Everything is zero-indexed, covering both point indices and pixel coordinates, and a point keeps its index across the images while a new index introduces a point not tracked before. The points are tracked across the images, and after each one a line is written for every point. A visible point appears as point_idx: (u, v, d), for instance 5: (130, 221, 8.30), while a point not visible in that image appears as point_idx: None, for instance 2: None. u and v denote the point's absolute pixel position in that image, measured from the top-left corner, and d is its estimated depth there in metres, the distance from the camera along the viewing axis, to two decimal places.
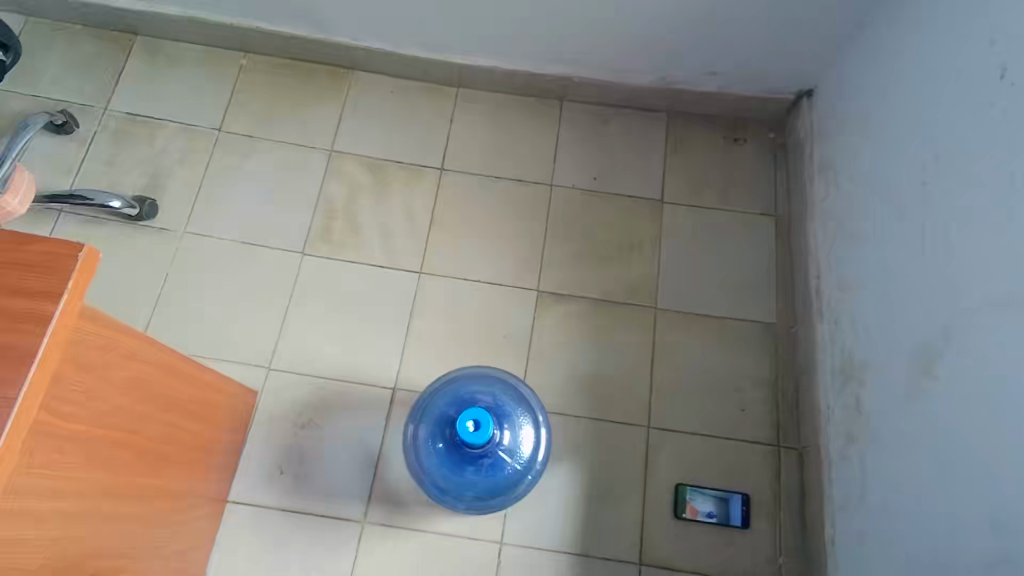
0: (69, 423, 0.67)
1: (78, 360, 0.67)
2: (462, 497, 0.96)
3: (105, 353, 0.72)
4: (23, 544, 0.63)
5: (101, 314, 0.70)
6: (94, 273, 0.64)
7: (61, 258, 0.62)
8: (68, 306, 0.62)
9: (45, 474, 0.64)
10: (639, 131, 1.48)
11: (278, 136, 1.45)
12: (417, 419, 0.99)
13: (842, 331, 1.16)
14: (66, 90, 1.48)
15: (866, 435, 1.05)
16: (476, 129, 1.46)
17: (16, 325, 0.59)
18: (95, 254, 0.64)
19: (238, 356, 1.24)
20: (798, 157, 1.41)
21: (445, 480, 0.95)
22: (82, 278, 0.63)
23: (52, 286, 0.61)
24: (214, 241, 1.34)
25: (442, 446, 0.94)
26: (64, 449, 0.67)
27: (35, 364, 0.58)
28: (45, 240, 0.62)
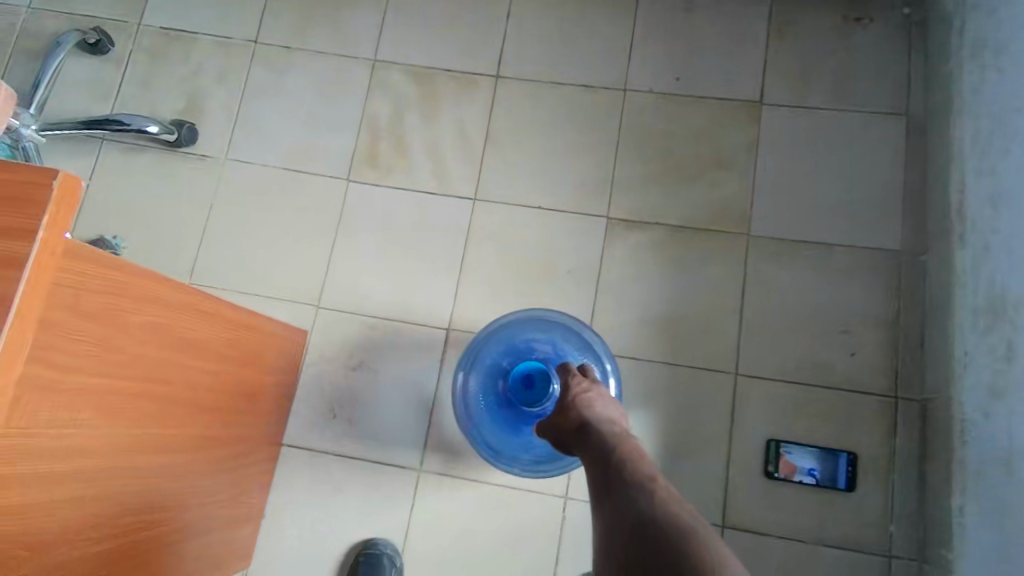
0: (74, 381, 0.60)
1: (75, 307, 0.59)
2: (518, 459, 0.88)
3: (112, 298, 0.64)
4: (32, 510, 0.58)
5: (100, 252, 0.62)
6: (76, 203, 0.55)
7: (33, 187, 0.52)
8: (47, 244, 0.53)
9: (48, 438, 0.58)
10: (733, 17, 1.21)
11: (315, 46, 1.30)
12: (468, 368, 0.89)
13: (992, 261, 0.93)
14: (99, 7, 1.38)
15: (1016, 391, 0.85)
16: (535, 25, 1.25)
17: None
18: (75, 181, 0.54)
19: (286, 294, 1.17)
20: (943, 38, 1.11)
21: (498, 439, 0.87)
22: (64, 209, 0.54)
23: (24, 223, 0.51)
24: (255, 168, 1.25)
25: (494, 402, 0.87)
26: (69, 411, 0.60)
27: (11, 314, 0.50)
28: (15, 168, 0.52)
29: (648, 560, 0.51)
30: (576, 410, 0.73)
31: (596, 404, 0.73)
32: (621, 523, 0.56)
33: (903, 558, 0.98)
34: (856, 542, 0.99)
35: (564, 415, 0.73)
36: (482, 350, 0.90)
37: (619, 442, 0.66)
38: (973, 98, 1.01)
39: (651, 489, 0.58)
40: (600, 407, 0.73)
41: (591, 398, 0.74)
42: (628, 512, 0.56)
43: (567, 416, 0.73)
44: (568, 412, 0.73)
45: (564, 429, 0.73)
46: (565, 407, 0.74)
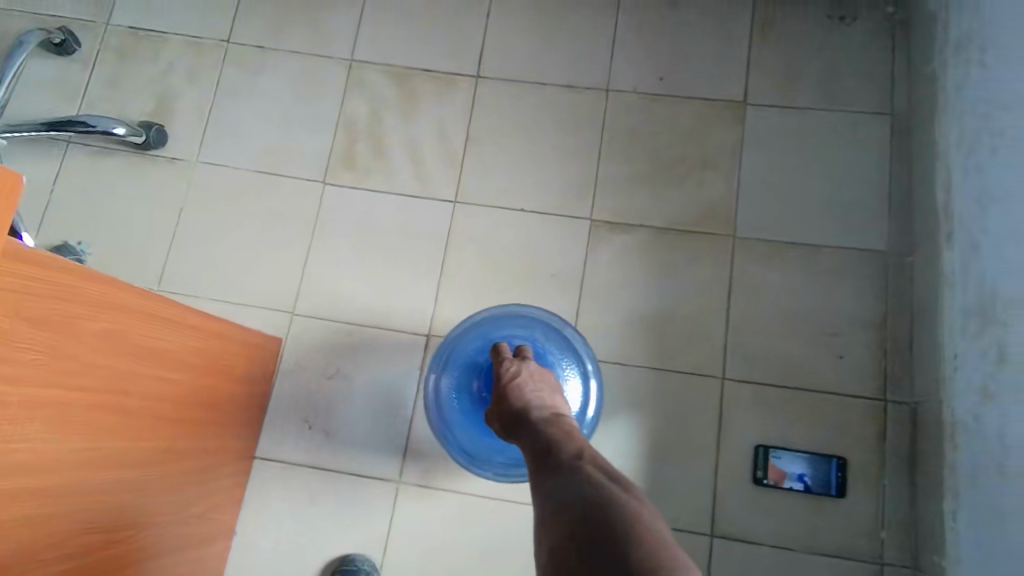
0: (19, 393, 0.56)
1: (18, 313, 0.55)
2: (490, 462, 0.83)
3: (64, 305, 0.61)
4: None
5: (50, 254, 0.58)
6: (17, 201, 0.51)
7: None
8: None
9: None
10: (717, 16, 1.20)
11: (289, 46, 1.26)
12: (441, 366, 0.86)
13: (981, 261, 0.92)
14: (65, 6, 1.33)
15: (1010, 394, 0.83)
16: (516, 24, 1.23)
17: None
18: (14, 176, 0.50)
19: (260, 301, 1.13)
20: (926, 38, 1.10)
21: (470, 440, 0.84)
22: (2, 206, 0.50)
23: None
24: (228, 171, 1.21)
25: (469, 401, 0.84)
26: (15, 425, 0.56)
27: None
28: None
29: (579, 533, 0.49)
30: (509, 397, 0.71)
31: (529, 388, 0.72)
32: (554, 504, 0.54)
33: (896, 566, 0.96)
34: (848, 549, 0.96)
35: (500, 403, 0.72)
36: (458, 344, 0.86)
37: (552, 428, 0.66)
38: (957, 96, 1.00)
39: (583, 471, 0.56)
40: (537, 393, 0.72)
41: (528, 381, 0.73)
42: (562, 492, 0.54)
43: (504, 402, 0.71)
44: (503, 399, 0.72)
45: (503, 417, 0.71)
46: (501, 393, 0.73)
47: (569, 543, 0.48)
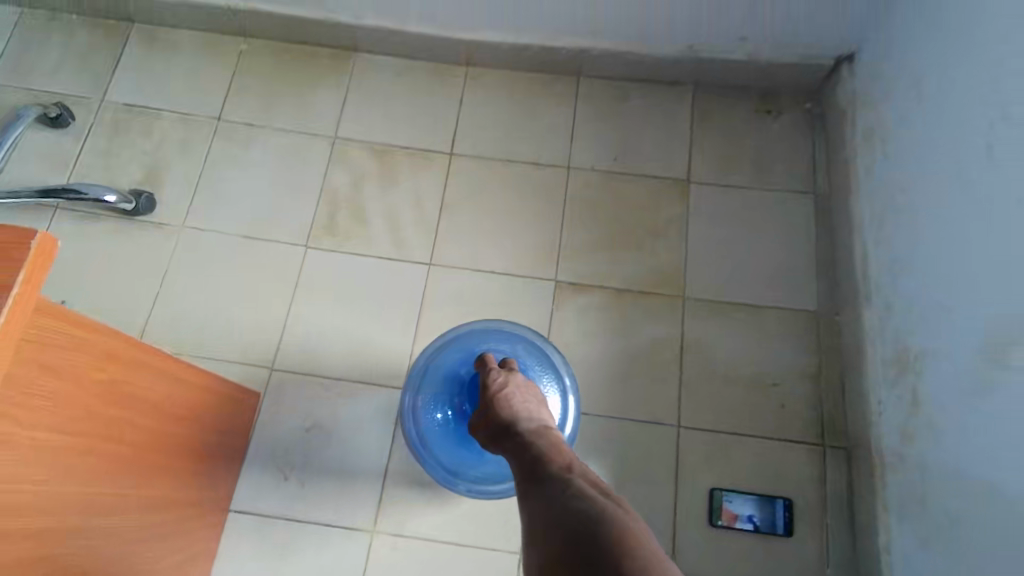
0: (30, 435, 0.60)
1: (37, 360, 0.60)
2: (464, 474, 0.89)
3: (75, 355, 0.66)
4: None
5: (69, 309, 0.63)
6: (51, 263, 0.56)
7: (12, 247, 0.54)
8: (21, 300, 0.54)
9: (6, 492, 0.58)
10: (662, 107, 1.37)
11: (277, 123, 1.37)
12: (422, 379, 0.91)
13: (895, 317, 1.05)
14: (62, 83, 1.42)
15: (926, 432, 0.94)
16: (485, 109, 1.37)
17: None
18: (52, 241, 0.56)
19: (241, 357, 1.18)
20: (838, 130, 1.29)
21: (447, 452, 0.89)
22: (38, 269, 0.55)
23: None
24: (214, 234, 1.28)
25: (449, 413, 0.89)
26: (23, 465, 0.60)
27: None
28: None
29: (573, 547, 0.53)
30: (497, 409, 0.76)
31: (517, 402, 0.76)
32: (546, 513, 0.58)
33: None
34: None
35: (488, 414, 0.76)
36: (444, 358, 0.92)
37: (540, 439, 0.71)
38: (867, 178, 1.17)
39: (574, 482, 0.61)
40: (523, 404, 0.77)
41: (514, 394, 0.78)
42: (554, 501, 0.59)
43: (492, 413, 0.76)
44: (490, 410, 0.76)
45: (489, 425, 0.76)
46: (488, 404, 0.77)
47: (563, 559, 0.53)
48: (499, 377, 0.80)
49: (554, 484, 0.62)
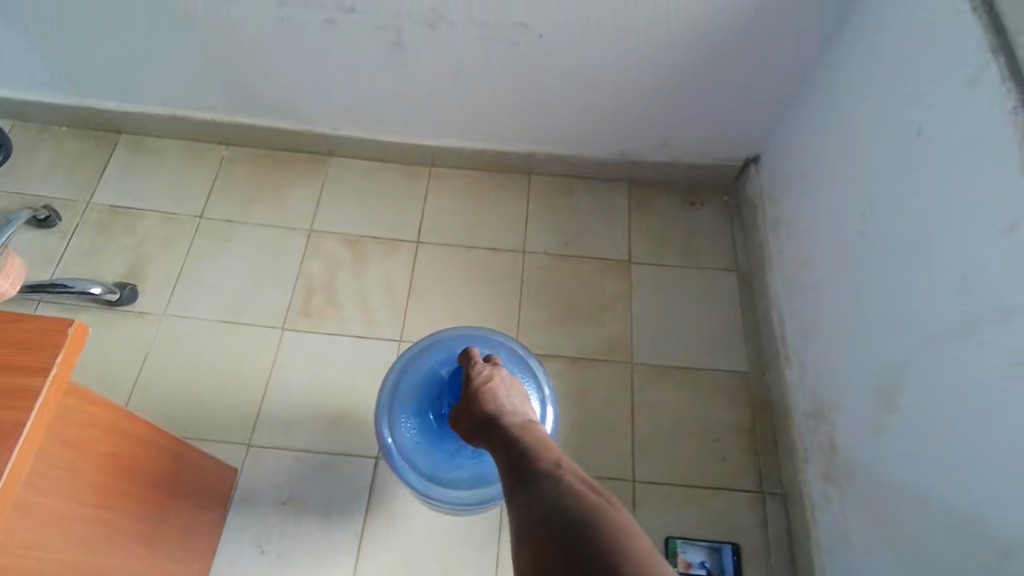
0: (46, 503, 0.68)
1: (59, 436, 0.69)
2: (437, 479, 0.96)
3: (88, 430, 0.74)
4: None
5: (87, 389, 0.73)
6: (82, 347, 0.65)
7: (50, 334, 0.63)
8: (57, 379, 0.62)
9: (25, 558, 0.65)
10: (601, 200, 1.57)
11: (256, 220, 1.50)
12: (403, 385, 1.00)
13: (809, 373, 1.21)
14: (51, 187, 1.53)
15: (842, 472, 1.08)
16: (448, 204, 1.54)
17: (5, 401, 0.59)
18: (84, 329, 0.65)
19: (218, 436, 1.24)
20: (752, 217, 1.51)
21: (423, 456, 0.96)
22: (71, 353, 0.64)
23: (40, 361, 0.62)
24: (193, 321, 1.36)
25: (428, 417, 0.97)
26: (40, 531, 0.67)
27: (22, 438, 0.58)
28: (37, 318, 0.64)
29: (558, 540, 0.57)
30: (485, 404, 0.81)
31: (501, 398, 0.82)
32: (535, 504, 0.62)
33: None
34: None
35: (474, 408, 0.82)
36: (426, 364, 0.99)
37: (525, 434, 0.75)
38: (777, 257, 1.38)
39: (561, 479, 0.64)
40: (509, 401, 0.83)
41: (500, 392, 0.83)
42: (541, 493, 0.63)
43: (475, 407, 0.82)
44: (477, 405, 0.82)
45: (474, 418, 0.81)
46: (471, 398, 0.83)
47: (550, 552, 0.56)
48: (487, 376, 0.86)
49: (541, 475, 0.66)
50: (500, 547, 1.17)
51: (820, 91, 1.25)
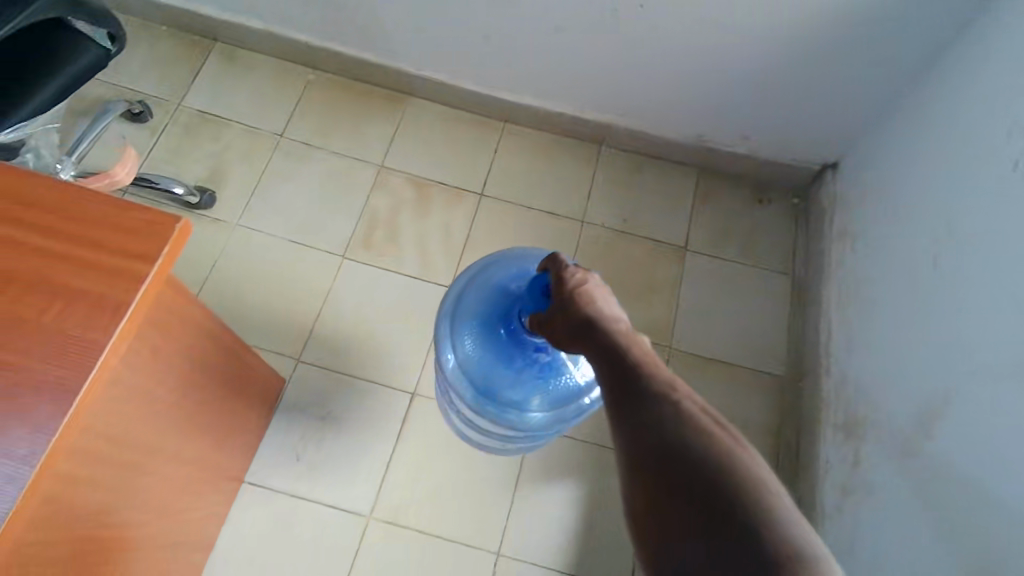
0: (134, 380, 0.78)
1: (152, 322, 0.79)
2: (492, 396, 0.88)
3: (176, 321, 0.84)
4: (78, 482, 0.73)
5: (182, 284, 0.83)
6: (185, 243, 0.71)
7: (160, 227, 0.69)
8: (161, 269, 0.68)
9: (107, 426, 0.76)
10: (669, 182, 1.57)
11: (332, 147, 1.55)
12: (470, 295, 0.91)
13: (846, 390, 1.22)
14: (146, 84, 1.60)
15: (861, 491, 1.10)
16: (516, 162, 1.56)
17: (114, 280, 0.66)
18: (189, 226, 0.71)
19: (272, 345, 1.33)
20: (818, 223, 1.48)
21: (477, 371, 0.87)
22: (176, 247, 0.70)
23: (149, 251, 0.68)
24: (262, 235, 1.44)
25: (480, 332, 0.84)
26: (124, 405, 0.78)
27: (126, 317, 0.65)
28: (150, 210, 0.70)
29: (695, 510, 0.43)
30: (566, 316, 0.59)
31: (600, 303, 0.58)
32: (641, 453, 0.47)
33: None
34: None
35: (552, 318, 0.61)
36: (489, 275, 0.91)
37: (633, 347, 0.53)
38: (837, 269, 1.36)
39: (686, 416, 0.48)
40: (603, 302, 0.58)
41: (589, 296, 0.59)
42: (650, 439, 0.47)
43: (566, 314, 0.59)
44: (556, 313, 0.60)
45: (563, 326, 0.59)
46: (561, 302, 0.60)
47: (683, 519, 0.43)
48: (566, 274, 0.62)
49: (648, 413, 0.49)
50: (515, 496, 1.23)
51: (920, 108, 1.20)
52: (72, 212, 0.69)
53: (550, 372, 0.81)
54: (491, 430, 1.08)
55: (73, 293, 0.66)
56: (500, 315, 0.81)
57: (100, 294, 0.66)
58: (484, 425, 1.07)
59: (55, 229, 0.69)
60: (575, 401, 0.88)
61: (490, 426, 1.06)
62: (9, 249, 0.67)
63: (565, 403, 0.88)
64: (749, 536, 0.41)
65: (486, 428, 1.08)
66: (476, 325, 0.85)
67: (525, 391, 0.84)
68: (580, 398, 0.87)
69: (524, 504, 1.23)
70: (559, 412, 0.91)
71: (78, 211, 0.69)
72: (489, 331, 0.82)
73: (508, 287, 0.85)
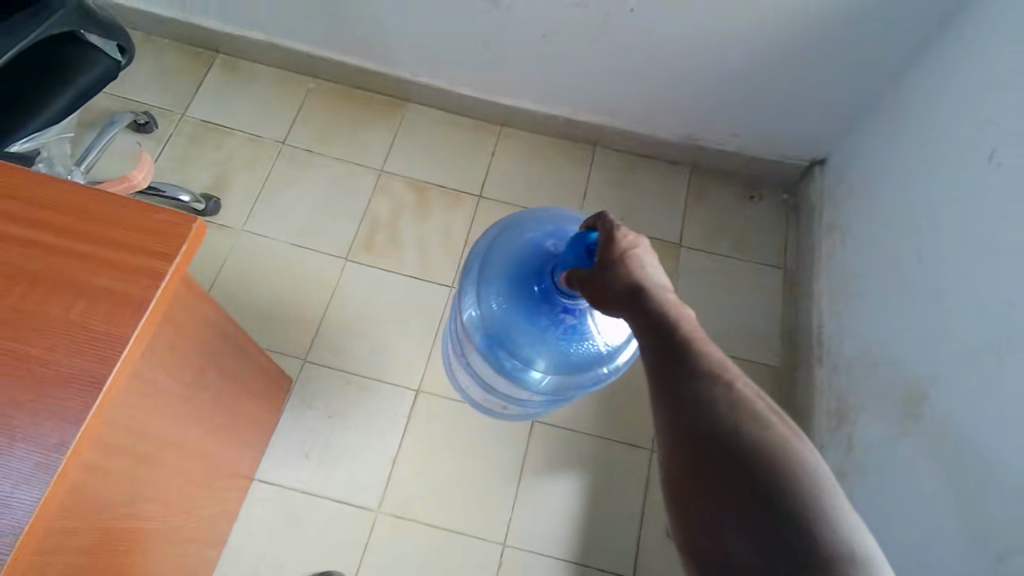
0: (153, 375, 0.83)
1: (167, 318, 0.83)
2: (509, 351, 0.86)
3: (188, 317, 0.88)
4: (104, 473, 0.76)
5: (195, 282, 0.88)
6: (200, 244, 0.73)
7: (177, 227, 0.71)
8: (179, 267, 0.70)
9: (131, 419, 0.79)
10: (663, 181, 1.61)
11: (333, 153, 1.59)
12: (500, 246, 0.87)
13: (839, 378, 1.26)
14: (150, 95, 1.63)
15: (856, 474, 1.13)
16: (513, 164, 1.60)
17: (135, 276, 0.68)
18: (203, 228, 0.74)
19: (279, 347, 1.37)
20: (808, 217, 1.52)
21: (497, 324, 0.84)
22: (192, 246, 0.72)
23: (167, 249, 0.70)
24: (267, 240, 1.47)
25: (507, 286, 0.80)
26: (145, 399, 0.82)
27: (148, 312, 0.67)
28: (166, 211, 0.72)
29: (737, 486, 0.47)
30: (613, 280, 0.60)
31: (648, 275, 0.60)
32: (687, 428, 0.51)
33: None
34: None
35: (595, 278, 0.62)
36: (522, 228, 0.87)
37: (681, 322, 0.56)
38: (828, 261, 1.40)
39: (733, 396, 0.52)
40: (651, 271, 0.61)
41: (635, 263, 0.61)
42: (697, 415, 0.51)
43: (613, 281, 0.60)
44: (599, 275, 0.61)
45: (609, 292, 0.60)
46: (607, 268, 0.61)
47: (724, 494, 0.47)
48: (614, 236, 0.62)
49: (696, 390, 0.52)
50: (519, 487, 1.26)
51: (903, 103, 1.25)
52: (89, 214, 0.71)
53: (573, 337, 0.77)
54: (500, 386, 1.05)
55: (96, 291, 0.67)
56: (533, 270, 0.78)
57: (123, 292, 0.67)
58: (496, 379, 1.05)
59: (77, 231, 0.70)
60: (591, 369, 0.85)
61: (500, 382, 1.04)
62: (32, 251, 0.69)
63: (582, 368, 0.85)
64: (790, 513, 0.45)
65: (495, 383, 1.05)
66: (505, 278, 0.81)
67: (540, 350, 0.82)
68: (597, 366, 0.85)
69: (529, 495, 1.26)
70: (574, 376, 0.89)
71: (101, 213, 0.71)
72: (519, 287, 0.79)
73: (543, 242, 0.80)
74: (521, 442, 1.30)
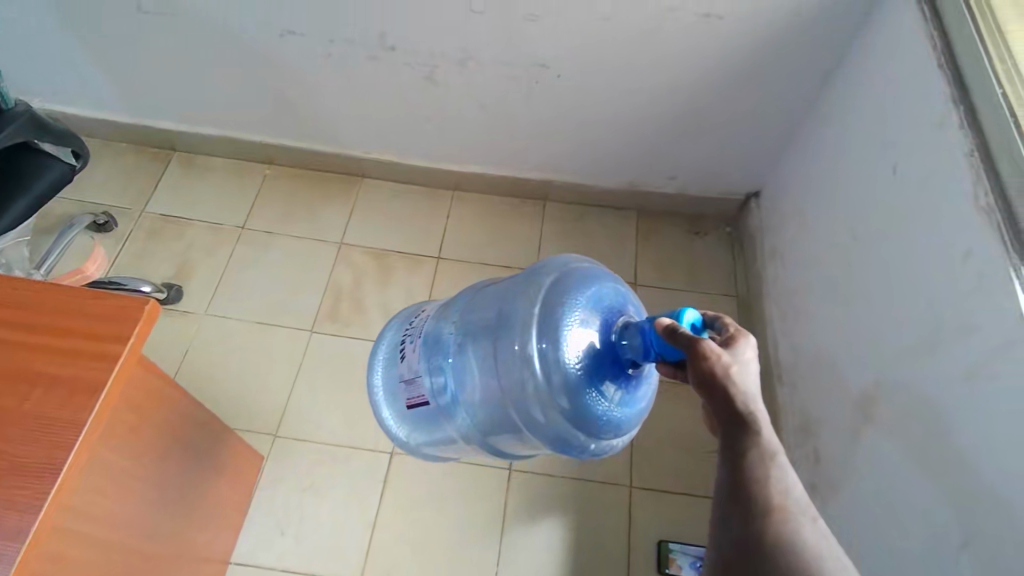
0: (110, 459, 0.82)
1: (122, 401, 0.83)
2: (518, 345, 0.73)
3: (148, 398, 0.88)
4: (67, 561, 0.75)
5: (155, 364, 0.88)
6: (156, 322, 0.74)
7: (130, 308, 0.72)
8: (133, 348, 0.70)
9: (88, 509, 0.78)
10: (612, 226, 1.69)
11: (292, 232, 1.64)
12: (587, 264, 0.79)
13: (799, 393, 1.30)
14: (108, 196, 1.68)
15: (827, 483, 1.16)
16: (467, 224, 1.67)
17: (90, 362, 0.68)
18: (158, 308, 0.74)
19: (249, 426, 1.36)
20: (751, 247, 1.61)
21: (535, 314, 0.73)
22: (146, 328, 0.72)
23: (122, 331, 0.70)
24: (231, 321, 1.49)
25: (587, 298, 0.71)
26: (105, 486, 0.81)
27: (104, 394, 0.67)
28: (121, 295, 0.73)
29: None
30: (724, 373, 0.54)
31: (753, 388, 0.55)
32: (757, 550, 0.47)
33: None
34: None
35: (711, 356, 0.55)
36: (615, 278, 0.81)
37: (777, 446, 0.52)
38: (773, 284, 1.47)
39: (811, 535, 0.48)
40: (756, 383, 0.56)
41: (746, 370, 0.56)
42: (768, 535, 0.48)
43: (719, 377, 0.54)
44: (716, 357, 0.55)
45: (712, 383, 0.54)
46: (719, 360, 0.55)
47: None
48: (737, 339, 0.58)
49: (777, 514, 0.48)
50: (503, 539, 1.25)
51: (816, 133, 1.36)
52: (46, 305, 0.73)
53: (594, 386, 0.67)
54: (424, 389, 0.83)
55: (53, 380, 0.68)
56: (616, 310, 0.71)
57: (77, 377, 0.68)
58: (428, 377, 0.82)
59: (33, 324, 0.72)
60: (563, 433, 0.71)
61: (437, 384, 0.83)
62: None
63: (556, 423, 0.70)
64: None
65: (421, 381, 0.82)
66: (578, 291, 0.72)
67: (545, 363, 0.69)
68: (572, 438, 0.70)
69: (511, 545, 1.24)
70: (536, 427, 0.73)
71: (59, 305, 0.73)
72: (590, 308, 0.70)
73: (625, 291, 0.75)
74: (500, 492, 1.29)
